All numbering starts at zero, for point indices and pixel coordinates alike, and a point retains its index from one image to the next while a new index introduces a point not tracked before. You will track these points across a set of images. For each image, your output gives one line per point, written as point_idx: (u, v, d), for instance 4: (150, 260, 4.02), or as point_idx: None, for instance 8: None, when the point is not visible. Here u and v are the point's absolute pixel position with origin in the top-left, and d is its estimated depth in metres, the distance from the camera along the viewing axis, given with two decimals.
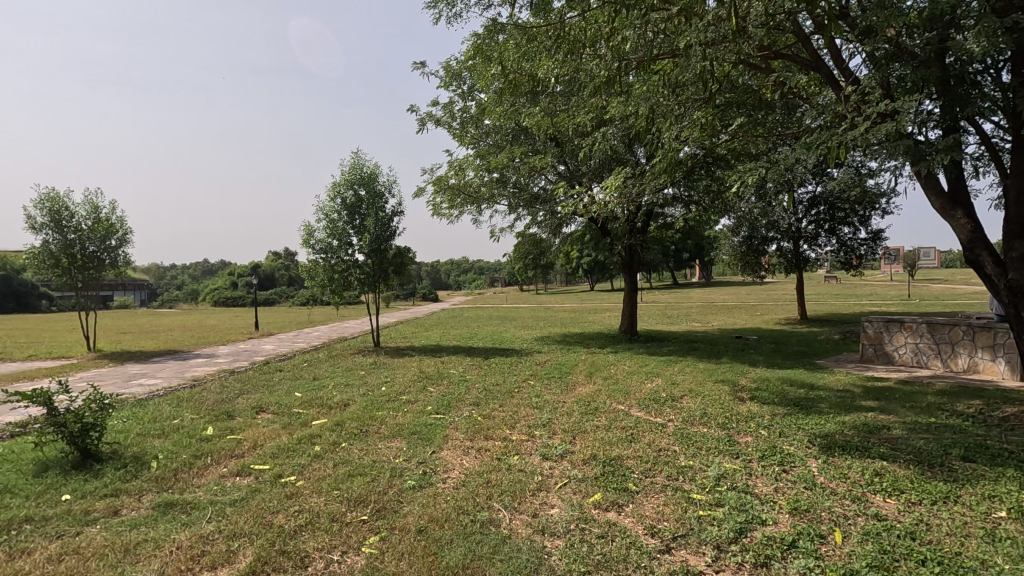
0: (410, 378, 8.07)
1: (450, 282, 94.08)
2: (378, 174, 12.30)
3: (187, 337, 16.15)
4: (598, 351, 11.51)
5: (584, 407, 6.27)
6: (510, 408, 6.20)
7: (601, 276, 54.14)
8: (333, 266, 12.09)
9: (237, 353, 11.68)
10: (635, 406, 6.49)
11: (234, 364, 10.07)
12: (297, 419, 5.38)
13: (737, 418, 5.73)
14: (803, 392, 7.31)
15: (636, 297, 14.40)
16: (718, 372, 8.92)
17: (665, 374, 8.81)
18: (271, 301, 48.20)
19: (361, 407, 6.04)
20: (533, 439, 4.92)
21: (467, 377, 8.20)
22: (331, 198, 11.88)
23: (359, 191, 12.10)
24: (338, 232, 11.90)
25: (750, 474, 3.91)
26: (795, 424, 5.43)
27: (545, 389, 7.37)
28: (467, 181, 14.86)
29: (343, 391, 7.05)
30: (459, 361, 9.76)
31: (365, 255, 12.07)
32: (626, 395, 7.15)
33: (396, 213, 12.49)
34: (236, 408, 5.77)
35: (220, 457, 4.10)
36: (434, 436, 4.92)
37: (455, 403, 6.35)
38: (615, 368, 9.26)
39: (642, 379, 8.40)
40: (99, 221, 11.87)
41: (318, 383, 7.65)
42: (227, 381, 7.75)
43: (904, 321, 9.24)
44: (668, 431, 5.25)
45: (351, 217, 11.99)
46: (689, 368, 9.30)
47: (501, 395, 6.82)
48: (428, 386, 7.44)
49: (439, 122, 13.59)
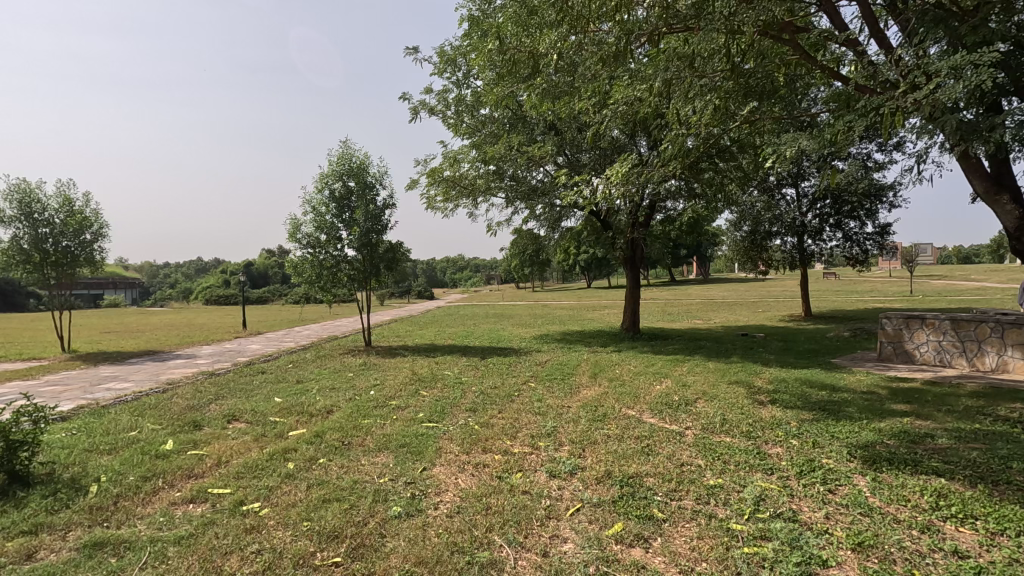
0: (402, 381, 7.49)
1: (446, 280, 93.43)
2: (368, 165, 11.70)
3: (170, 336, 15.51)
4: (600, 350, 10.95)
5: (591, 413, 5.71)
6: (510, 415, 5.63)
7: (598, 273, 53.65)
8: (322, 262, 11.51)
9: (220, 354, 11.07)
10: (647, 411, 5.94)
11: (215, 365, 9.48)
12: (273, 429, 4.81)
13: (762, 426, 5.18)
14: (826, 393, 6.77)
15: (639, 293, 13.85)
16: (731, 372, 8.37)
17: (675, 375, 8.25)
18: (264, 299, 47.48)
19: (346, 414, 5.47)
20: (538, 452, 4.36)
21: (463, 378, 7.63)
22: (318, 190, 11.28)
23: (348, 183, 11.52)
24: (326, 226, 11.30)
25: (794, 497, 3.35)
26: (828, 433, 4.87)
27: (547, 392, 6.80)
28: (462, 174, 14.31)
29: (327, 395, 6.47)
30: (454, 362, 9.18)
31: (355, 250, 11.49)
32: (635, 398, 6.60)
33: (387, 206, 11.93)
34: (205, 418, 5.19)
35: (175, 478, 3.52)
36: (426, 450, 4.35)
37: (449, 409, 5.77)
38: (621, 369, 8.71)
39: (651, 380, 7.85)
40: (73, 214, 11.26)
41: (301, 386, 7.07)
42: (203, 384, 7.18)
43: (925, 317, 8.72)
44: (687, 442, 4.70)
45: (340, 211, 11.41)
46: (699, 368, 8.76)
47: (499, 400, 6.27)
48: (420, 389, 6.86)
49: (433, 111, 13.02)
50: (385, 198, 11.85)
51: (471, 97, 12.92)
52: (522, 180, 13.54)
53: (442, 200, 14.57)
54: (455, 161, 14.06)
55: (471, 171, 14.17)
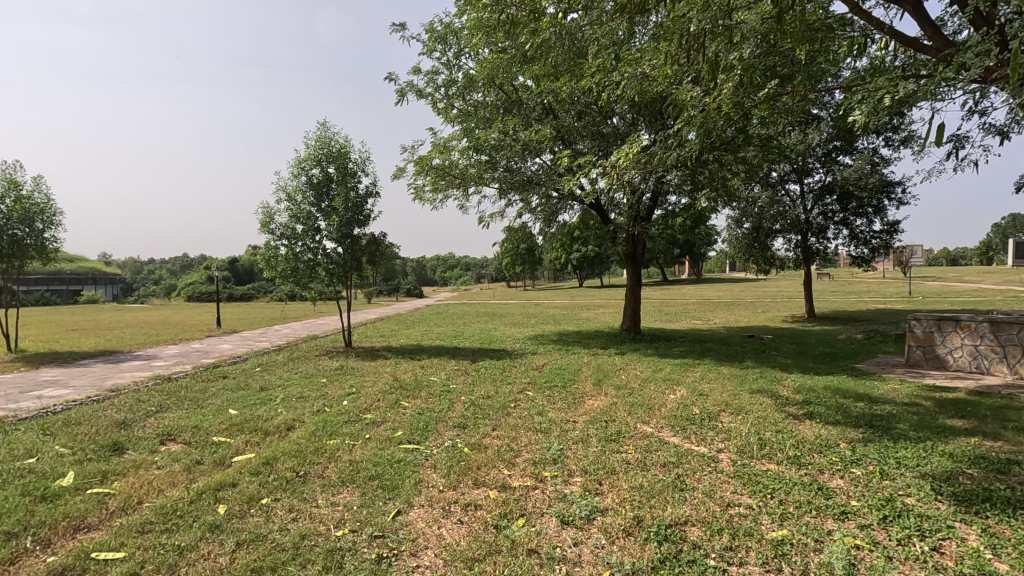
0: (381, 388, 6.56)
1: (436, 278, 92.35)
2: (350, 149, 10.75)
3: (137, 335, 14.46)
4: (602, 353, 10.10)
5: (602, 430, 4.83)
6: (506, 433, 4.72)
7: (591, 273, 52.87)
8: (298, 255, 10.53)
9: (184, 355, 10.04)
10: (665, 428, 5.07)
11: (173, 368, 8.47)
12: (213, 454, 3.87)
13: (808, 448, 4.32)
14: (865, 405, 5.94)
15: (640, 292, 13.01)
16: (749, 379, 7.52)
17: (688, 382, 7.39)
18: (248, 296, 46.25)
19: (308, 432, 4.54)
20: (543, 487, 3.47)
21: (451, 386, 6.72)
22: (294, 176, 10.28)
23: (327, 170, 10.56)
24: (303, 215, 10.33)
25: (894, 562, 2.49)
26: (891, 459, 4.02)
27: (548, 403, 5.91)
28: (452, 163, 13.40)
29: (292, 407, 5.52)
30: (442, 366, 8.27)
31: (334, 242, 10.53)
32: (649, 410, 5.73)
33: (370, 196, 11.01)
34: (132, 438, 4.24)
35: (53, 534, 2.58)
36: (401, 484, 3.44)
37: (434, 425, 4.86)
38: (627, 375, 7.85)
39: (662, 388, 7.00)
40: (21, 200, 10.18)
41: (263, 395, 6.11)
42: (149, 392, 6.20)
43: (959, 319, 7.93)
44: (725, 470, 3.83)
45: (318, 199, 10.45)
46: (713, 374, 7.93)
47: (492, 413, 5.36)
48: (402, 399, 5.94)
49: (421, 94, 12.08)
50: (366, 187, 10.92)
51: (462, 79, 12.02)
52: (517, 170, 12.66)
53: (430, 191, 13.66)
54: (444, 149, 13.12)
55: (462, 160, 13.29)
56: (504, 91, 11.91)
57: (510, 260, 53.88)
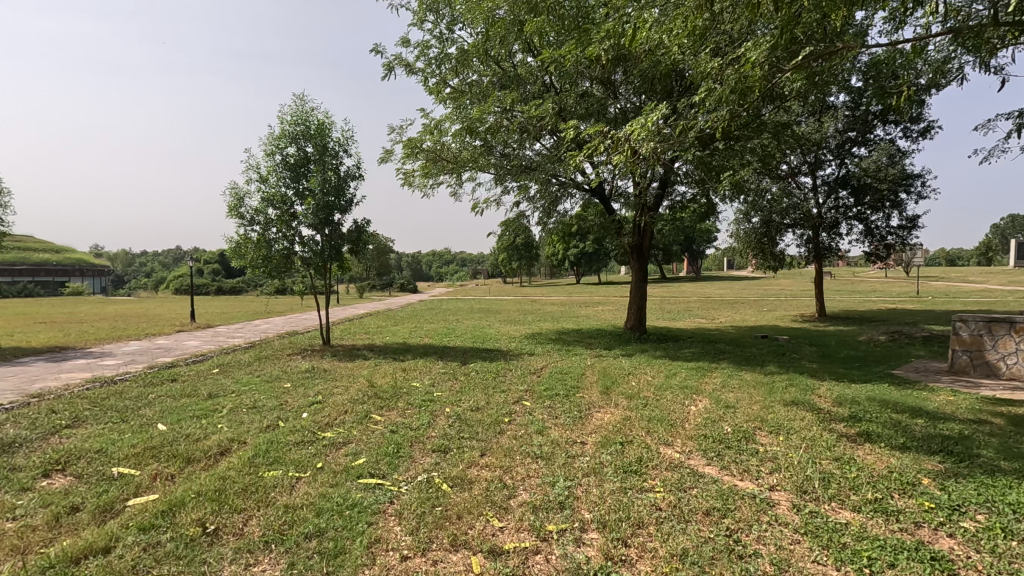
0: (353, 396, 5.58)
1: (431, 274, 91.29)
2: (330, 126, 9.73)
3: (103, 329, 13.42)
4: (607, 355, 9.14)
5: (618, 457, 3.85)
6: (498, 460, 3.73)
7: (589, 269, 51.89)
8: (272, 242, 9.51)
9: (141, 353, 9.01)
10: (695, 452, 4.10)
11: (121, 367, 7.46)
12: (102, 495, 2.87)
13: (886, 485, 3.35)
14: (925, 422, 5.00)
15: (646, 288, 12.05)
16: (778, 387, 6.57)
17: (709, 392, 6.42)
18: (237, 289, 45.07)
19: (244, 458, 3.54)
20: (547, 553, 2.49)
21: (434, 394, 5.74)
22: (267, 155, 9.22)
23: (304, 149, 9.53)
24: (277, 198, 9.30)
25: None
26: (1005, 504, 3.06)
27: (548, 417, 4.95)
28: (444, 147, 12.40)
29: (237, 421, 4.52)
30: (427, 369, 7.27)
31: (311, 228, 9.50)
32: (671, 427, 4.77)
33: (351, 179, 10.02)
34: (7, 468, 3.23)
35: None
36: (349, 548, 2.44)
37: (408, 450, 3.86)
38: (638, 382, 6.87)
39: (680, 399, 6.04)
40: None
41: (208, 404, 5.11)
42: (71, 398, 5.19)
43: (1014, 320, 6.99)
44: (790, 522, 2.86)
45: (293, 180, 9.42)
46: (735, 382, 6.99)
47: (481, 432, 4.37)
48: (374, 412, 4.95)
49: (410, 69, 11.07)
50: (348, 168, 9.92)
51: (455, 54, 11.01)
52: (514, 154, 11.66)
53: (420, 176, 12.66)
54: (436, 131, 12.11)
55: (454, 143, 12.29)
56: (501, 67, 10.91)
57: (507, 255, 52.79)
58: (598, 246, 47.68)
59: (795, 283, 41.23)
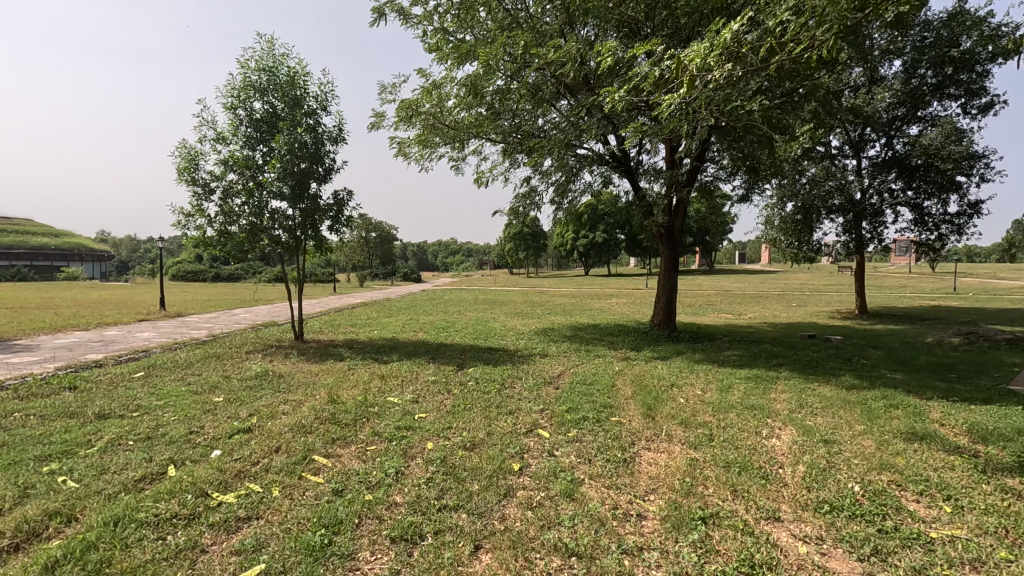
0: (301, 419, 3.99)
1: (437, 263, 89.67)
2: (305, 77, 8.07)
3: (59, 317, 11.90)
4: (637, 358, 7.48)
5: (712, 564, 2.23)
6: (502, 568, 2.12)
7: (598, 261, 50.05)
8: (234, 215, 7.93)
9: (74, 347, 7.48)
10: (830, 541, 2.48)
11: (26, 367, 5.91)
12: None
13: None
14: None
15: (676, 280, 10.42)
16: (877, 409, 4.94)
17: (786, 415, 4.81)
18: (235, 276, 43.67)
19: (38, 567, 1.94)
20: None
21: (418, 416, 4.16)
22: (227, 109, 7.57)
23: (273, 103, 7.87)
24: (239, 162, 7.70)
25: None
26: None
27: (579, 462, 3.35)
28: (444, 112, 10.75)
29: (98, 467, 2.93)
30: (412, 377, 5.63)
31: (280, 199, 7.92)
32: (765, 483, 3.15)
33: (331, 141, 8.41)
34: None
35: None
36: None
37: (350, 541, 2.26)
38: (687, 400, 5.20)
39: (753, 426, 4.42)
40: None
41: (81, 432, 3.52)
42: None
43: None
44: None
45: (258, 141, 7.80)
46: (815, 400, 5.31)
47: (479, 495, 2.74)
48: (320, 450, 3.34)
49: (405, 16, 9.40)
50: (326, 129, 8.29)
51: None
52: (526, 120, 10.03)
53: (417, 147, 11.04)
54: (436, 92, 10.43)
55: (457, 108, 10.64)
56: (512, 15, 9.21)
57: (512, 246, 50.98)
58: (607, 236, 45.89)
59: (814, 277, 39.31)
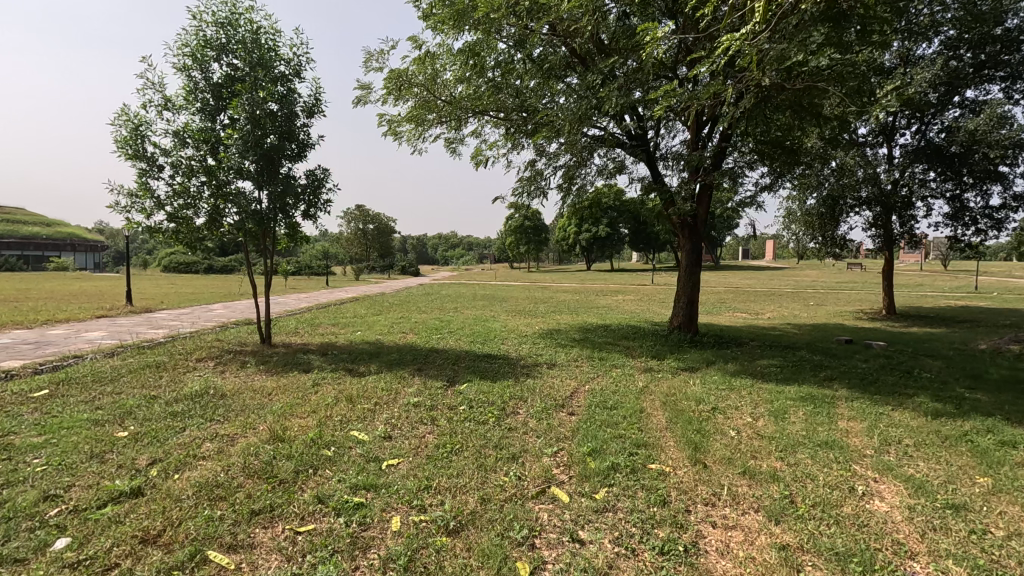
0: (220, 472, 2.85)
1: (436, 256, 88.55)
2: (273, 35, 6.90)
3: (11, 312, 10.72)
4: (663, 370, 6.32)
5: None
6: None
7: (601, 256, 48.89)
8: (191, 198, 6.78)
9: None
10: None
11: None
12: None
13: None
14: None
15: (698, 276, 9.22)
16: (989, 449, 3.81)
17: (873, 458, 3.68)
18: (229, 268, 42.56)
19: None
20: None
21: (385, 466, 3.02)
22: (179, 70, 6.37)
23: (235, 65, 6.71)
24: (195, 134, 6.52)
25: None
26: None
27: (619, 558, 2.22)
28: (440, 86, 9.60)
29: None
30: (388, 399, 4.47)
31: (245, 179, 6.79)
32: None
33: (304, 113, 7.26)
34: None
35: None
36: None
37: None
38: (738, 434, 4.08)
39: (839, 477, 3.30)
40: None
41: None
42: None
43: None
44: None
45: (218, 111, 6.63)
46: (902, 435, 4.16)
47: None
48: (226, 537, 2.19)
49: None
50: (298, 97, 7.17)
51: None
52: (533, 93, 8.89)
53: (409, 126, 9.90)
54: (430, 62, 9.26)
55: (453, 81, 9.50)
56: None
57: (513, 239, 49.74)
58: (610, 231, 44.76)
59: (822, 275, 38.15)
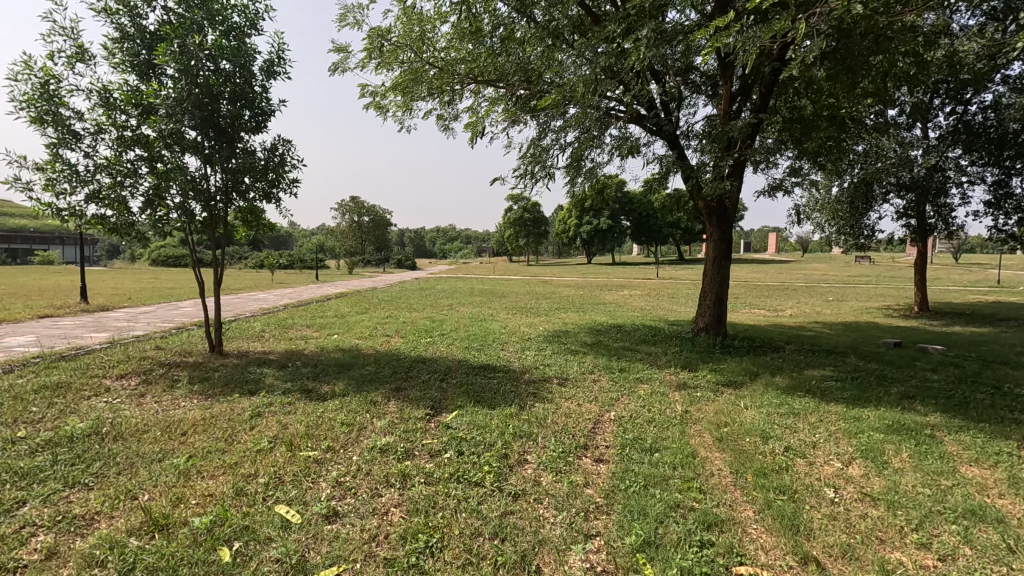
0: None
1: (434, 250, 86.97)
2: None
3: None
4: (701, 388, 5.09)
5: None
6: None
7: (603, 249, 47.52)
8: (122, 173, 5.49)
9: None
10: None
11: None
12: None
13: None
14: None
15: (728, 270, 8.00)
16: None
17: None
18: None
19: None
20: None
21: None
22: (102, 14, 5.10)
23: (173, 11, 5.45)
24: (125, 94, 5.26)
25: None
26: None
27: None
28: (430, 53, 8.35)
29: None
30: (347, 440, 3.26)
31: (188, 151, 5.53)
32: None
33: (263, 72, 6.00)
34: None
35: None
36: None
37: None
38: (840, 496, 2.87)
39: None
40: None
41: None
42: None
43: None
44: None
45: (153, 67, 5.37)
46: None
47: None
48: None
49: None
50: (255, 52, 5.90)
51: None
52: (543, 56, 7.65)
53: (396, 98, 8.62)
54: (419, 22, 8.00)
55: (445, 44, 8.23)
56: None
57: (513, 232, 48.28)
58: (612, 223, 43.35)
59: (833, 268, 36.88)
